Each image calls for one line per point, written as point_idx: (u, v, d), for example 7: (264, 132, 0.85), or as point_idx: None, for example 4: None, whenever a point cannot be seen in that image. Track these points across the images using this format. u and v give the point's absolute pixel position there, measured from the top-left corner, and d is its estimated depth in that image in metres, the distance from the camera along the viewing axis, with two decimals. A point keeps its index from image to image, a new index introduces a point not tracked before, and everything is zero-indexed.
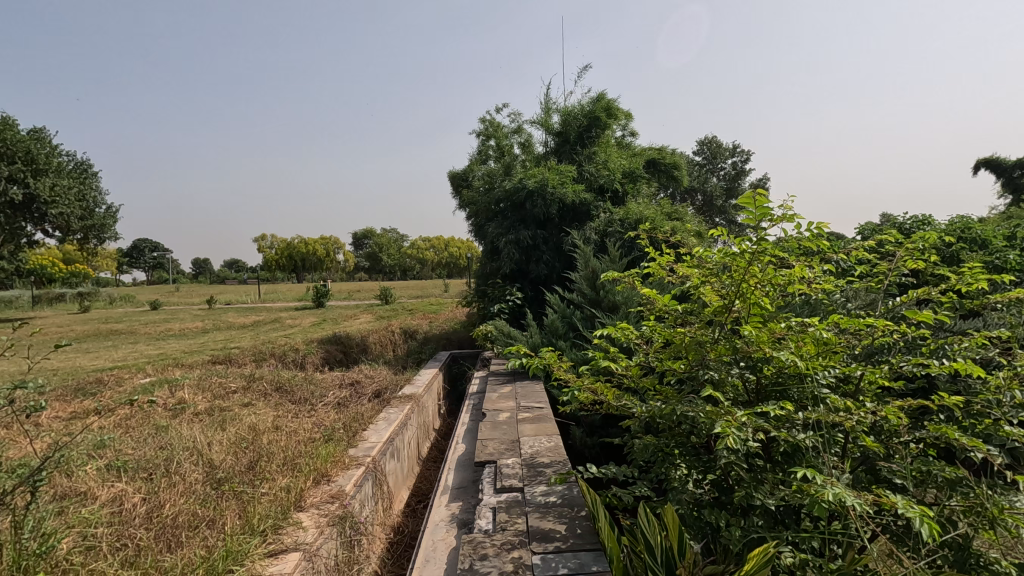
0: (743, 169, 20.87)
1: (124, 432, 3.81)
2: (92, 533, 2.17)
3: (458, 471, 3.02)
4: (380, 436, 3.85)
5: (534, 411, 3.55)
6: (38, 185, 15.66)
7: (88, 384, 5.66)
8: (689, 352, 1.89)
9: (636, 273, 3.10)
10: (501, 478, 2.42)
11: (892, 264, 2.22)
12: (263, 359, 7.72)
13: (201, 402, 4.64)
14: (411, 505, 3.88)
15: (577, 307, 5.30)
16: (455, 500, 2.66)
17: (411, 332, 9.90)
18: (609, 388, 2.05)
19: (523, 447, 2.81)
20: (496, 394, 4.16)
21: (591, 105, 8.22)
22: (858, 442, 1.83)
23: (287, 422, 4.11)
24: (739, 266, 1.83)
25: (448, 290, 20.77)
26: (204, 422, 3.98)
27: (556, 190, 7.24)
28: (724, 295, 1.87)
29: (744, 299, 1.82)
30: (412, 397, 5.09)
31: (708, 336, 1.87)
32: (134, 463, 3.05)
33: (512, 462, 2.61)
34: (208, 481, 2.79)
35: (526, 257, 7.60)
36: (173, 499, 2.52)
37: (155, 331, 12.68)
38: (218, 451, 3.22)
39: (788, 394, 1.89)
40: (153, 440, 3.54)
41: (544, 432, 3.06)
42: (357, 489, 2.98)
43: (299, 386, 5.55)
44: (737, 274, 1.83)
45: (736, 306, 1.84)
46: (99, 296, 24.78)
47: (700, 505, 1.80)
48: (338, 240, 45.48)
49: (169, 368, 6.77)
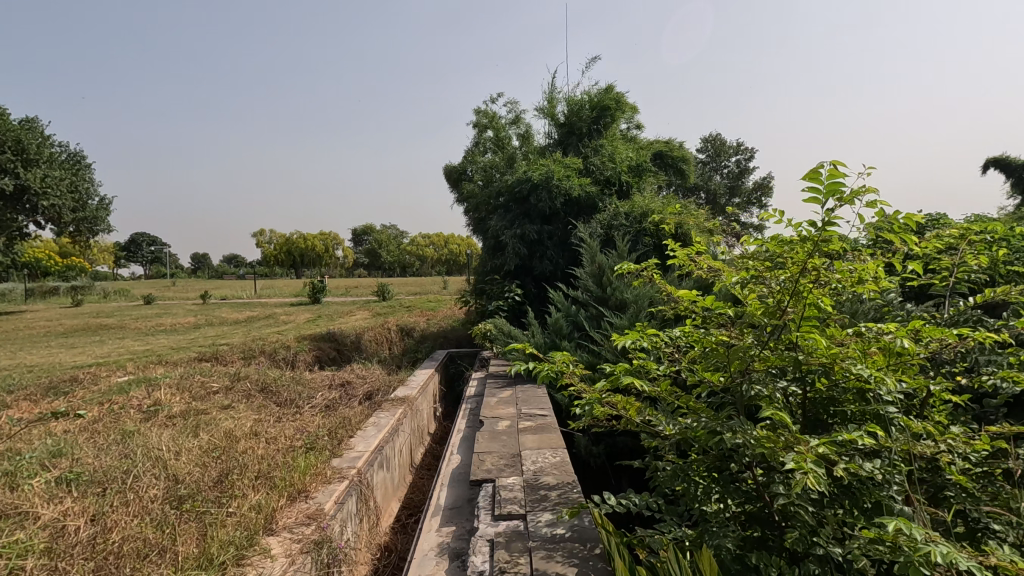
0: (748, 167, 20.53)
1: (88, 438, 3.48)
2: (18, 565, 1.84)
3: (451, 488, 2.70)
4: (368, 444, 3.52)
5: (537, 419, 3.22)
6: (30, 175, 15.30)
7: (62, 383, 5.33)
8: (731, 362, 1.55)
9: (655, 267, 2.77)
10: (500, 503, 2.09)
11: (959, 259, 1.90)
12: (251, 357, 7.40)
13: (178, 404, 4.32)
14: (401, 520, 3.56)
15: (583, 305, 4.98)
16: (446, 524, 2.34)
17: (407, 330, 9.58)
18: (631, 403, 1.72)
19: (525, 464, 2.49)
20: (495, 399, 3.84)
21: (597, 95, 7.90)
22: (932, 472, 1.51)
23: (267, 427, 3.79)
24: (796, 258, 1.48)
25: (448, 287, 20.46)
26: (176, 426, 3.66)
27: (562, 183, 6.92)
28: (776, 294, 1.53)
29: (801, 298, 1.48)
30: (406, 400, 4.77)
31: (754, 343, 1.53)
32: (90, 476, 2.73)
33: (513, 482, 2.29)
34: (168, 498, 2.47)
35: (530, 252, 7.29)
36: (123, 522, 2.20)
37: (146, 326, 12.36)
38: (186, 462, 2.90)
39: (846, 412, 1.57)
40: (117, 448, 3.21)
41: (549, 445, 2.74)
42: (337, 508, 2.65)
43: (286, 386, 5.23)
44: (793, 267, 1.49)
45: (790, 308, 1.50)
46: (95, 290, 24.46)
47: (742, 549, 1.48)
48: (337, 236, 45.13)
49: (152, 365, 6.45)
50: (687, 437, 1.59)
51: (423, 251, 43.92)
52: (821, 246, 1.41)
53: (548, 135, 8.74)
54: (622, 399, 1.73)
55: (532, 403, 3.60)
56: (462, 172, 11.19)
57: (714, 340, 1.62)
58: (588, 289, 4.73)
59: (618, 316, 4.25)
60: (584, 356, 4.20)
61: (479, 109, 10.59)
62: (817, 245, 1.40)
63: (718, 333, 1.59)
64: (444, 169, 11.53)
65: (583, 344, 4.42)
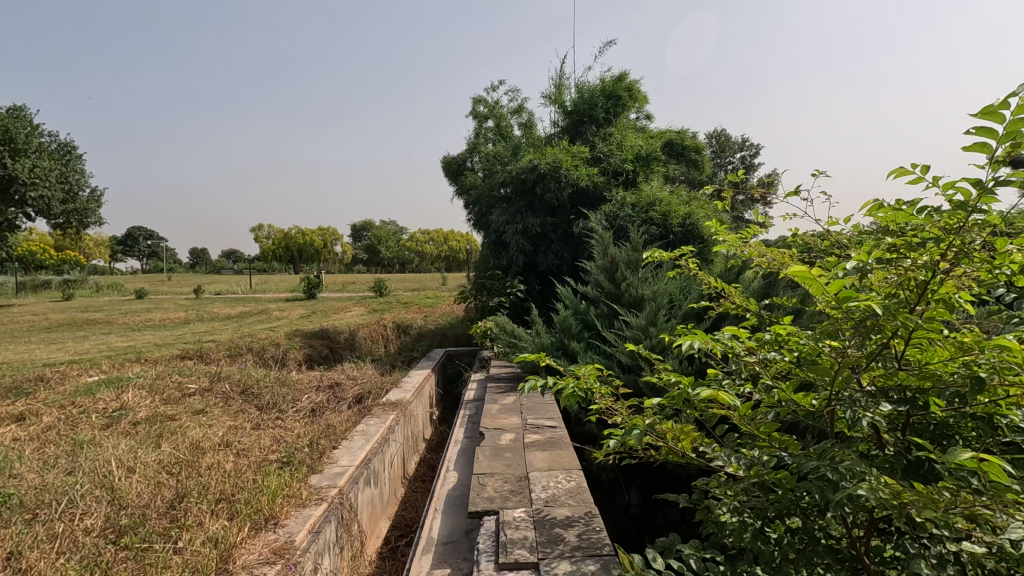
0: (753, 163, 20.11)
1: (37, 449, 3.07)
2: None
3: (446, 517, 2.29)
4: (353, 457, 3.11)
5: (545, 432, 2.82)
6: (17, 165, 14.84)
7: (27, 383, 4.92)
8: (833, 380, 1.13)
9: (691, 259, 2.38)
10: (504, 547, 1.68)
11: None
12: (238, 355, 6.98)
13: (146, 408, 3.91)
14: (389, 543, 3.16)
15: (592, 302, 4.58)
16: (439, 567, 1.94)
17: (404, 327, 9.17)
18: (687, 432, 1.31)
19: (535, 492, 2.08)
20: (498, 406, 3.43)
21: (608, 81, 7.49)
22: None
23: (242, 436, 3.38)
24: (939, 236, 1.06)
25: (447, 283, 20.07)
26: (138, 435, 3.26)
27: (570, 173, 6.50)
28: (893, 286, 1.11)
29: (943, 290, 1.04)
30: (399, 404, 4.38)
31: (868, 355, 1.11)
32: (21, 498, 2.32)
33: (521, 516, 1.88)
34: (106, 530, 2.05)
35: (534, 246, 6.89)
36: (43, 564, 1.79)
37: (134, 321, 11.95)
38: (140, 480, 2.50)
39: (955, 441, 1.20)
40: (64, 461, 2.81)
41: (561, 465, 2.34)
42: (312, 539, 2.25)
43: (269, 389, 4.82)
44: (933, 247, 1.05)
45: (922, 304, 1.07)
46: (87, 284, 23.96)
47: None
48: (335, 232, 44.71)
49: (129, 364, 6.03)
50: (764, 480, 1.18)
51: (422, 247, 43.53)
52: (974, 216, 0.99)
53: (553, 123, 8.34)
54: (672, 426, 1.32)
55: (540, 413, 3.20)
56: (463, 164, 10.77)
57: (805, 346, 1.19)
58: (600, 285, 4.34)
59: (632, 315, 3.87)
60: (595, 359, 3.82)
61: (480, 98, 10.16)
62: (969, 215, 0.98)
63: (813, 337, 1.17)
64: (444, 161, 11.12)
65: (594, 344, 4.04)
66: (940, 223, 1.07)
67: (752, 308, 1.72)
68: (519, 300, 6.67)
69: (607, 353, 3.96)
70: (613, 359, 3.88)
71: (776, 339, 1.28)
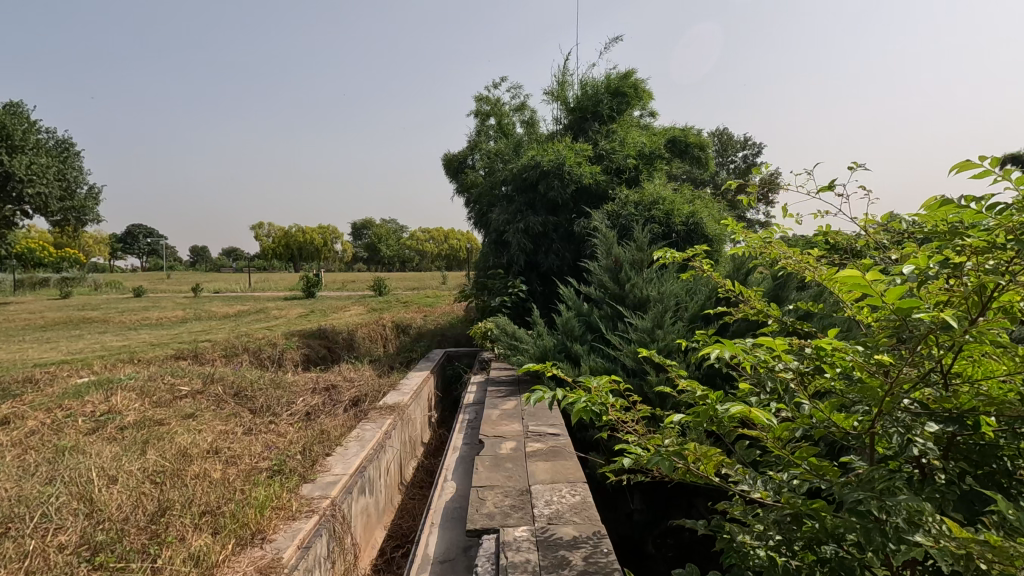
0: (755, 162, 19.94)
1: (18, 455, 2.95)
2: None
3: (443, 532, 2.16)
4: (347, 465, 2.98)
5: (548, 440, 2.69)
6: (14, 162, 14.72)
7: (15, 384, 4.80)
8: (882, 401, 1.00)
9: (703, 260, 2.27)
10: (505, 572, 1.55)
11: None
12: (234, 356, 6.87)
13: (135, 412, 3.79)
14: (385, 554, 3.04)
15: (595, 303, 4.47)
16: None
17: (403, 327, 9.05)
18: (712, 455, 1.19)
19: (537, 508, 1.95)
20: (498, 411, 3.30)
21: (612, 78, 7.35)
22: None
23: (233, 442, 3.25)
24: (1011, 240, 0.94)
25: (448, 282, 19.94)
26: (125, 440, 3.14)
27: (573, 171, 6.37)
28: (953, 295, 0.98)
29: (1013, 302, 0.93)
30: (396, 407, 4.25)
31: (921, 373, 0.98)
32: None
33: (522, 536, 1.76)
34: (81, 547, 1.93)
35: (536, 245, 6.76)
36: None
37: (131, 320, 11.84)
38: (122, 491, 2.38)
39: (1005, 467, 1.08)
40: (44, 469, 2.69)
41: (565, 478, 2.21)
42: (301, 555, 2.12)
43: (264, 391, 4.69)
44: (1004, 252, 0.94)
45: (987, 317, 0.95)
46: (86, 282, 23.85)
47: None
48: (335, 230, 44.59)
49: (122, 364, 5.92)
50: (800, 514, 1.06)
51: (423, 245, 43.42)
52: None
53: (556, 121, 8.22)
54: (694, 448, 1.19)
55: (542, 419, 3.07)
56: (464, 162, 10.64)
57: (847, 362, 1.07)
58: (604, 285, 4.21)
59: (637, 316, 3.75)
60: (598, 362, 3.70)
61: (482, 95, 10.01)
62: None
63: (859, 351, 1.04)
64: (444, 159, 10.98)
65: (597, 347, 3.92)
66: (1013, 225, 0.96)
67: (775, 315, 1.61)
68: (520, 301, 6.55)
69: (611, 355, 3.84)
70: (617, 363, 3.77)
71: (815, 353, 1.16)
